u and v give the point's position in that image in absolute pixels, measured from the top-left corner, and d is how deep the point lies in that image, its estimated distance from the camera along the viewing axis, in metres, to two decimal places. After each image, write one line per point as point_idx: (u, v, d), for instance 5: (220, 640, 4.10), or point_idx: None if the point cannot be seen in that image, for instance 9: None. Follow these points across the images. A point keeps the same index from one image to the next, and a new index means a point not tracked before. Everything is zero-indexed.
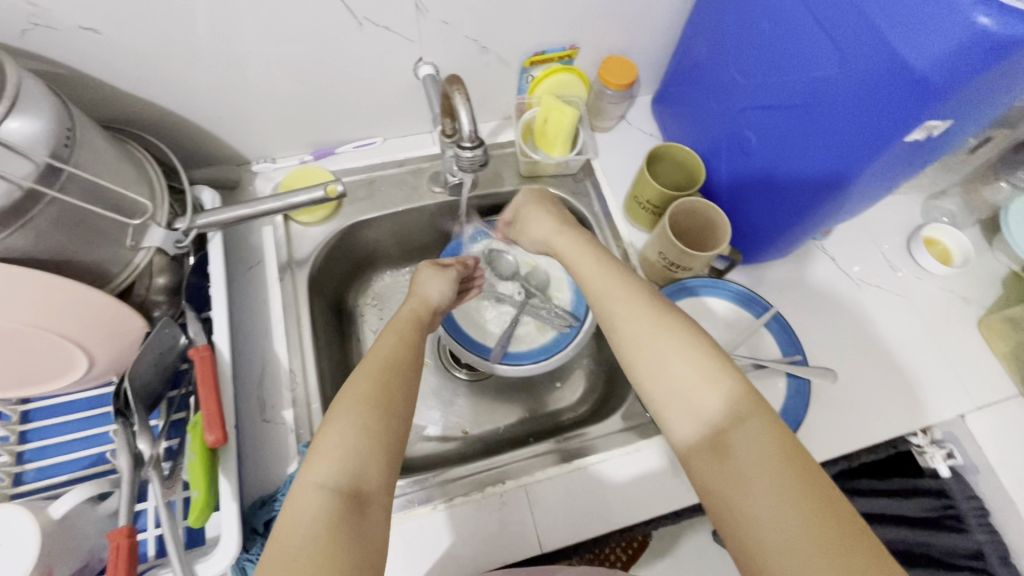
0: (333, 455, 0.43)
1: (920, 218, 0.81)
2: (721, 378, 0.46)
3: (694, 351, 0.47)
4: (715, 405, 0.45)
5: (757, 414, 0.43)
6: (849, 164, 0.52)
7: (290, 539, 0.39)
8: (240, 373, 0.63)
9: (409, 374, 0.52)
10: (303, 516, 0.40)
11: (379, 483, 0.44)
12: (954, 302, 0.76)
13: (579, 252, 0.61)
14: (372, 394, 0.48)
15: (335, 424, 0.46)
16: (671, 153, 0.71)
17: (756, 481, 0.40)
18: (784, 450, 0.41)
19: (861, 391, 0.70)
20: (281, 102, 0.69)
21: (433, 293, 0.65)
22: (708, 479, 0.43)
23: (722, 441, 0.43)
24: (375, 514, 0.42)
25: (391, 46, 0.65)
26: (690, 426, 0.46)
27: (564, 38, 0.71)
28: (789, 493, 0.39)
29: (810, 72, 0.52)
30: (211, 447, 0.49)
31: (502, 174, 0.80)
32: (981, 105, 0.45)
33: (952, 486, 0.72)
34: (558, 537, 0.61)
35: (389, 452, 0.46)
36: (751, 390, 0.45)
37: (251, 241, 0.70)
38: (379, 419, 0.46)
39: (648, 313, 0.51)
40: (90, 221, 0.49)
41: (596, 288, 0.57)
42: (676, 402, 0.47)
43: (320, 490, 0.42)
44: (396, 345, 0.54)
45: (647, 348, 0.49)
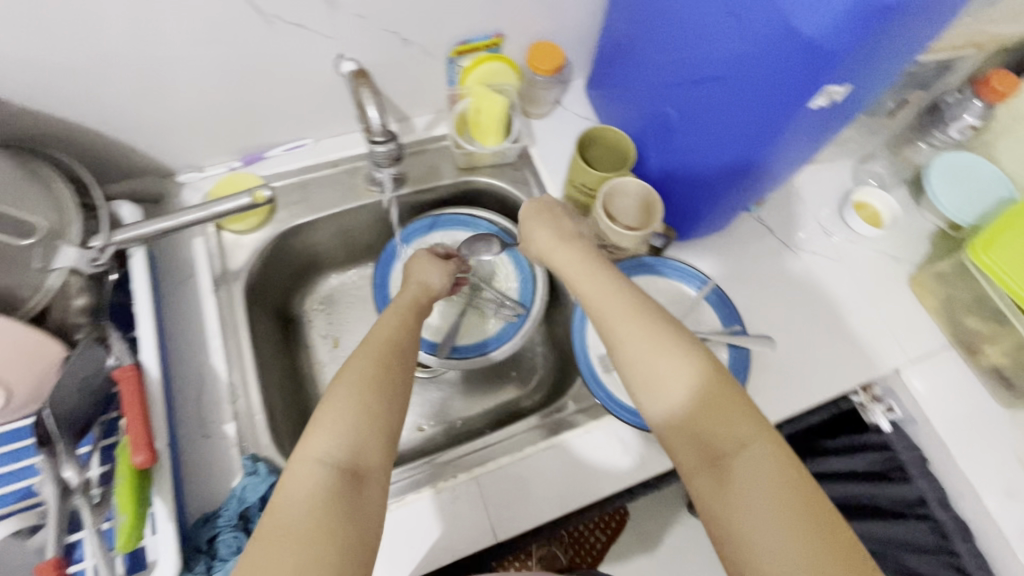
0: (334, 430, 0.44)
1: (850, 184, 0.83)
2: (725, 400, 0.45)
3: (694, 372, 0.46)
4: (718, 429, 0.44)
5: (761, 438, 0.43)
6: (765, 135, 0.53)
7: (287, 515, 0.40)
8: (176, 390, 0.61)
9: (403, 358, 0.52)
10: (300, 489, 0.41)
11: (379, 461, 0.45)
12: (885, 262, 0.79)
13: (567, 260, 0.57)
14: (372, 376, 0.48)
15: (336, 396, 0.46)
16: (602, 135, 0.71)
17: (758, 510, 0.40)
18: (780, 466, 0.42)
19: (801, 356, 0.72)
20: (199, 109, 0.67)
21: (432, 279, 0.63)
22: (709, 504, 0.43)
23: (723, 466, 0.43)
24: (371, 489, 0.43)
25: (308, 43, 0.63)
26: (690, 447, 0.45)
27: (487, 26, 0.70)
28: (790, 521, 0.39)
29: (719, 46, 0.52)
30: (139, 469, 0.47)
31: (440, 167, 0.80)
32: (876, 67, 0.47)
33: (893, 439, 0.74)
34: (510, 526, 0.61)
35: (386, 429, 0.46)
36: (755, 412, 0.45)
37: (181, 255, 0.68)
38: (381, 397, 0.47)
39: (643, 323, 0.49)
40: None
41: (581, 287, 0.54)
42: (677, 422, 0.46)
43: (319, 465, 0.42)
44: (398, 330, 0.55)
45: (642, 361, 0.48)
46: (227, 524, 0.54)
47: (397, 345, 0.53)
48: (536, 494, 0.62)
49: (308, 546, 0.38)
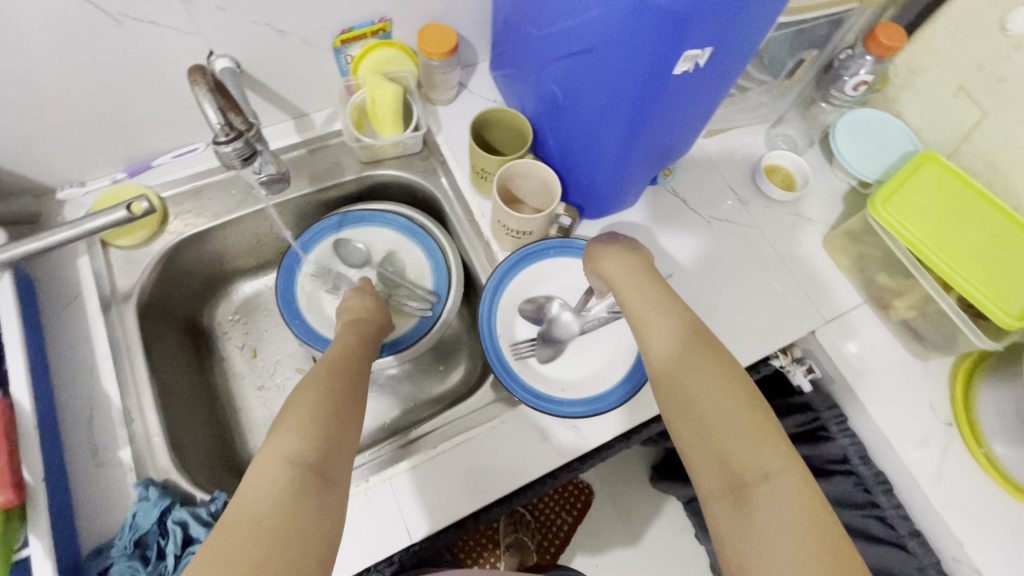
0: (304, 432, 0.45)
1: (763, 148, 0.83)
2: (755, 426, 0.45)
3: (730, 390, 0.47)
4: (744, 456, 0.44)
5: (786, 473, 0.42)
6: (644, 107, 0.53)
7: (253, 510, 0.39)
8: (63, 421, 0.58)
9: (357, 382, 0.54)
10: (264, 484, 0.41)
11: (341, 465, 0.45)
12: (800, 224, 0.79)
13: (622, 273, 0.59)
14: (324, 400, 0.49)
15: (298, 406, 0.47)
16: (498, 117, 0.69)
17: (776, 545, 0.40)
18: (804, 500, 0.41)
19: (719, 325, 0.72)
20: (63, 122, 0.62)
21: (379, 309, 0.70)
22: (724, 532, 0.43)
23: (744, 495, 0.43)
24: (335, 493, 0.44)
25: (169, 41, 0.59)
26: (711, 471, 0.45)
27: (369, 12, 0.67)
28: (806, 559, 0.39)
29: (583, 17, 0.51)
30: (3, 508, 0.46)
31: (342, 162, 0.77)
32: (734, 28, 0.46)
33: (813, 398, 0.75)
34: (425, 526, 0.59)
35: (344, 439, 0.47)
36: (785, 444, 0.44)
37: (65, 277, 0.65)
38: (341, 408, 0.49)
39: (672, 332, 0.52)
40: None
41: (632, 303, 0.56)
42: (700, 442, 0.46)
43: (287, 466, 0.42)
44: (347, 353, 0.59)
45: (678, 378, 0.49)
46: (121, 553, 0.52)
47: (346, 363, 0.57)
48: (453, 490, 0.60)
49: (274, 543, 0.38)
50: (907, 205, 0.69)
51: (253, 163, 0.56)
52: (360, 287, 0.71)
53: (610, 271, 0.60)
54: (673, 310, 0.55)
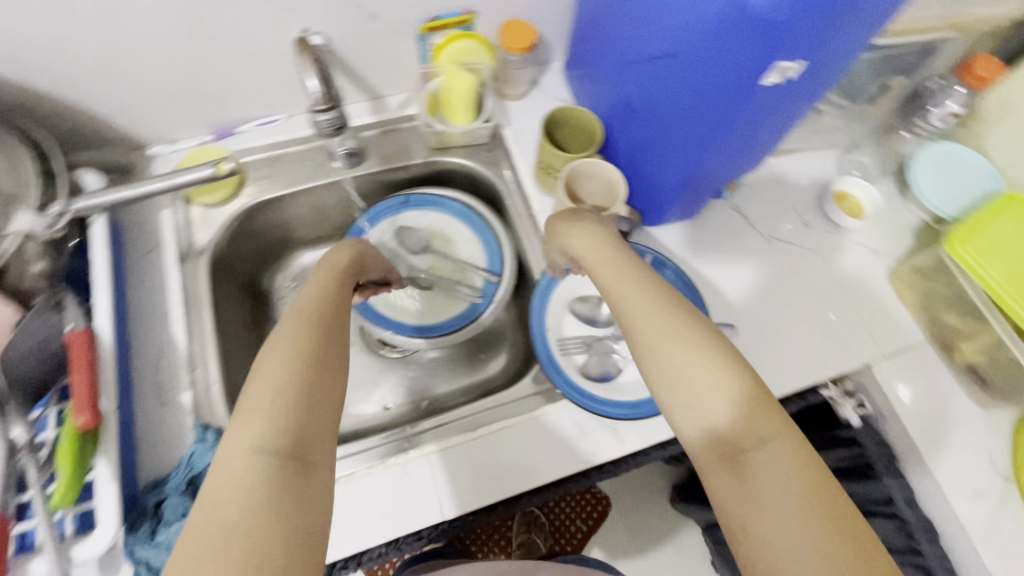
0: (270, 412, 0.38)
1: (834, 173, 0.81)
2: (743, 390, 0.41)
3: (718, 358, 0.43)
4: (737, 421, 0.40)
5: (782, 435, 0.39)
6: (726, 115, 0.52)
7: (225, 514, 0.34)
8: (133, 359, 0.62)
9: (338, 335, 0.47)
10: (236, 482, 0.35)
11: (323, 441, 0.40)
12: (865, 254, 0.76)
13: (593, 245, 0.55)
14: (300, 356, 0.42)
15: (264, 375, 0.40)
16: (569, 116, 0.70)
17: (780, 514, 0.36)
18: (803, 462, 0.38)
19: (771, 346, 0.70)
20: (166, 83, 0.67)
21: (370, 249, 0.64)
22: (724, 506, 0.39)
23: (742, 464, 0.39)
24: (319, 474, 0.38)
25: (271, 15, 0.63)
26: (706, 441, 0.41)
27: (456, 3, 0.69)
28: (813, 525, 0.35)
29: (670, 21, 0.51)
30: (81, 430, 0.49)
31: (411, 146, 0.79)
32: (832, 42, 0.45)
33: (862, 434, 0.72)
34: (457, 505, 0.60)
35: (327, 402, 0.41)
36: (776, 405, 0.41)
37: (148, 225, 0.69)
38: (319, 369, 0.42)
39: (657, 303, 0.47)
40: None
41: (609, 275, 0.52)
42: (694, 413, 0.42)
43: (258, 456, 0.36)
44: (320, 299, 0.50)
45: (660, 350, 0.44)
46: (174, 490, 0.55)
47: (322, 312, 0.48)
48: (487, 475, 0.61)
49: (249, 550, 0.33)
50: (986, 246, 0.67)
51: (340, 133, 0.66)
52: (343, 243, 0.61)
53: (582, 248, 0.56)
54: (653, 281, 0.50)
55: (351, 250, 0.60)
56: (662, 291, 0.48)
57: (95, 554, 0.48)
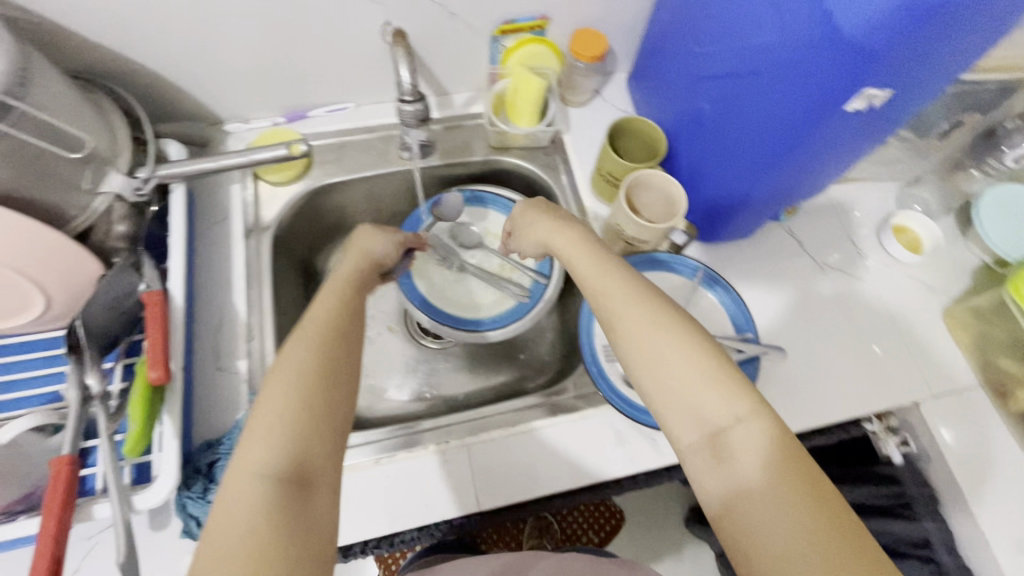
0: (270, 439, 0.42)
1: (893, 206, 0.80)
2: (719, 377, 0.43)
3: (692, 346, 0.45)
4: (714, 404, 0.43)
5: (755, 414, 0.42)
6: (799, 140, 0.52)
7: (228, 536, 0.38)
8: (196, 324, 0.65)
9: (351, 342, 0.50)
10: (238, 505, 0.39)
11: (323, 461, 0.43)
12: (920, 290, 0.75)
13: (574, 242, 0.56)
14: (309, 372, 0.46)
15: (270, 399, 0.44)
16: (633, 126, 0.71)
17: (757, 488, 0.39)
18: (779, 441, 0.40)
19: (819, 374, 0.69)
20: (250, 63, 0.70)
21: (376, 248, 0.62)
22: (705, 486, 0.42)
23: (723, 448, 0.42)
24: (320, 495, 0.42)
25: (357, 7, 0.65)
26: (688, 426, 0.43)
27: (533, 8, 0.71)
28: (787, 496, 0.38)
29: (754, 40, 0.51)
30: (153, 383, 0.51)
31: (472, 144, 0.81)
32: (920, 72, 0.45)
33: (904, 473, 0.72)
34: (493, 498, 0.61)
35: (331, 422, 0.45)
36: (751, 387, 0.43)
37: (218, 198, 0.72)
38: (321, 392, 0.45)
39: (637, 297, 0.49)
40: (32, 154, 0.49)
41: (591, 272, 0.53)
42: (675, 401, 0.44)
43: (260, 481, 0.40)
44: (338, 309, 0.52)
45: (644, 341, 0.46)
46: (226, 452, 0.57)
47: (337, 327, 0.51)
48: (522, 471, 0.62)
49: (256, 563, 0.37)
50: None
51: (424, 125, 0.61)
52: (352, 251, 0.60)
53: (560, 242, 0.58)
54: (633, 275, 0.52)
55: (360, 257, 0.60)
56: (640, 284, 0.50)
57: (154, 504, 0.51)
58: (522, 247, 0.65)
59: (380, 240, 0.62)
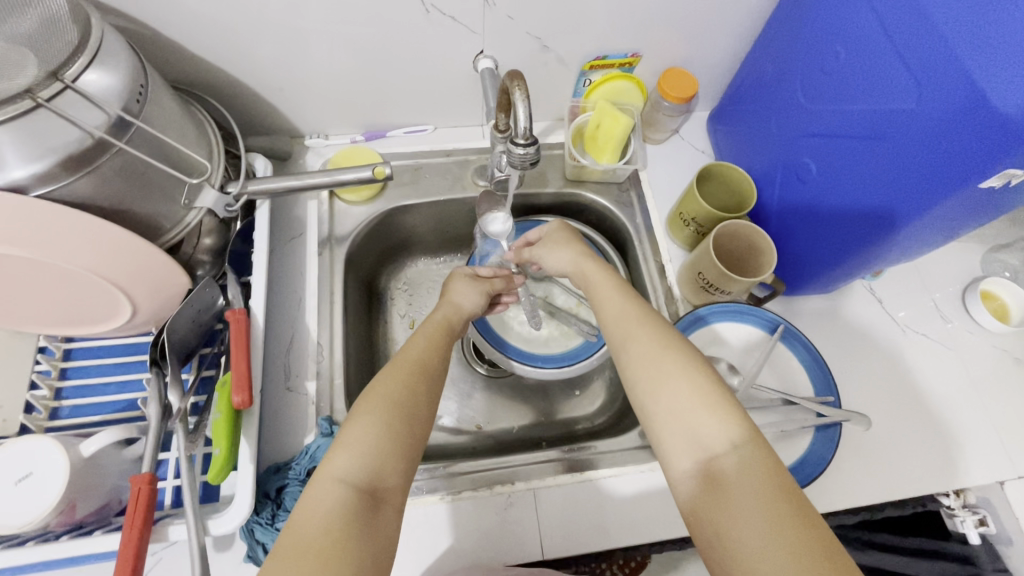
0: (355, 449, 0.44)
1: (978, 270, 0.78)
2: (718, 407, 0.46)
3: (695, 375, 0.49)
4: (711, 430, 0.46)
5: (752, 443, 0.44)
6: (904, 202, 0.51)
7: (303, 531, 0.40)
8: (269, 340, 0.65)
9: (436, 379, 0.53)
10: (318, 507, 0.41)
11: (395, 485, 0.45)
12: (1006, 362, 0.72)
13: (598, 276, 0.62)
14: (400, 397, 0.48)
15: (361, 418, 0.47)
16: (720, 173, 0.70)
17: (747, 512, 0.41)
18: (772, 473, 0.42)
19: (897, 442, 0.67)
20: (340, 81, 0.70)
21: (466, 302, 0.65)
22: (698, 512, 0.44)
23: (716, 474, 0.44)
24: (387, 514, 0.43)
25: (455, 35, 0.65)
26: (685, 450, 0.46)
27: (626, 46, 0.70)
28: (775, 520, 0.40)
29: (885, 104, 0.50)
30: (237, 408, 0.51)
31: (547, 174, 0.80)
32: None
33: (980, 554, 0.71)
34: (557, 545, 0.59)
35: (409, 451, 0.47)
36: (748, 420, 0.46)
37: (296, 213, 0.72)
38: (405, 421, 0.47)
39: (647, 331, 0.53)
40: (140, 170, 0.49)
41: (612, 310, 0.58)
42: (676, 426, 0.47)
43: (338, 485, 0.43)
44: (427, 350, 0.55)
45: (652, 369, 0.50)
46: (295, 478, 0.57)
47: (424, 366, 0.53)
48: (586, 520, 0.61)
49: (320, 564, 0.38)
50: None
51: (532, 170, 0.54)
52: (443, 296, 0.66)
53: (591, 274, 0.63)
54: (650, 311, 0.57)
55: (451, 306, 0.64)
56: (655, 321, 0.55)
57: (227, 530, 0.50)
58: (545, 258, 0.69)
59: (477, 294, 0.66)
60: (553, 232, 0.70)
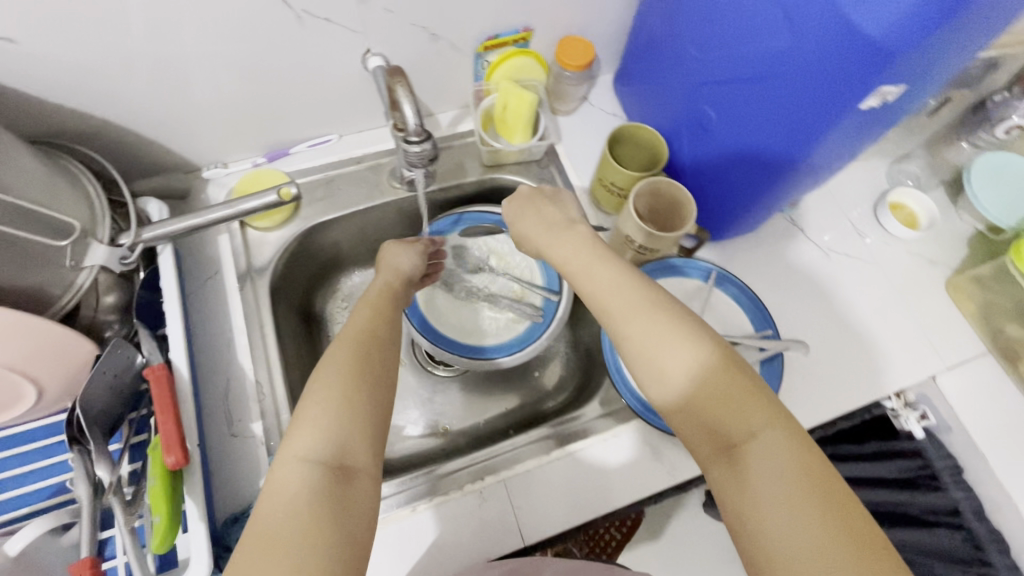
0: (315, 427, 0.44)
1: (885, 184, 0.81)
2: (737, 387, 0.43)
3: (704, 354, 0.44)
4: (731, 417, 0.42)
5: (774, 425, 0.41)
6: (792, 130, 0.53)
7: (272, 516, 0.40)
8: (204, 389, 0.61)
9: (386, 350, 0.52)
10: (288, 489, 0.41)
11: (364, 452, 0.45)
12: (921, 264, 0.76)
13: (577, 249, 0.55)
14: (352, 372, 0.48)
15: (317, 394, 0.46)
16: (630, 133, 0.70)
17: (771, 495, 0.38)
18: (802, 459, 0.39)
19: (836, 362, 0.70)
20: (226, 106, 0.66)
21: (405, 265, 0.64)
22: (723, 497, 0.40)
23: (737, 458, 0.40)
24: (361, 484, 0.43)
25: (336, 37, 0.62)
26: (701, 436, 0.43)
27: (515, 21, 0.69)
28: (807, 506, 0.37)
29: (762, 44, 0.51)
30: (172, 469, 0.47)
31: (465, 164, 0.79)
32: (932, 68, 0.46)
33: (926, 446, 0.73)
34: (535, 529, 0.60)
35: (371, 418, 0.46)
36: (769, 399, 0.42)
37: (206, 251, 0.68)
38: (361, 392, 0.47)
39: (645, 301, 0.48)
40: (7, 241, 0.45)
41: (597, 286, 0.51)
42: (690, 413, 0.43)
43: (304, 465, 0.42)
44: (374, 323, 0.55)
45: (648, 341, 0.46)
46: None
47: (372, 333, 0.53)
48: (559, 498, 0.61)
49: (297, 544, 0.38)
50: None
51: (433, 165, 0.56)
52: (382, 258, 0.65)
53: (569, 249, 0.56)
54: (642, 280, 0.51)
55: (386, 271, 0.63)
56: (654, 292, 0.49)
57: None
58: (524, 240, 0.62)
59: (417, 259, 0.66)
60: (513, 213, 0.62)
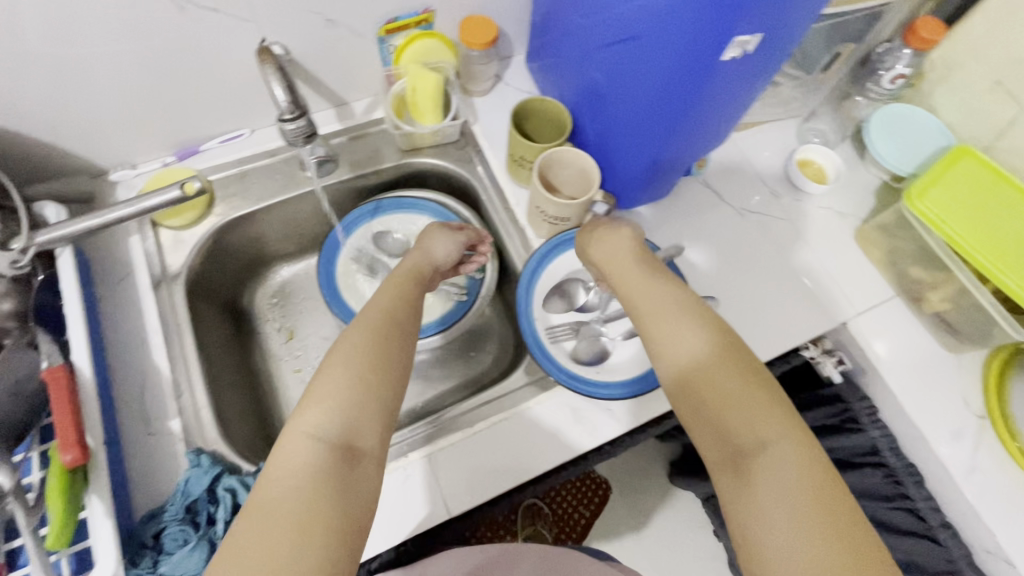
0: (325, 404, 0.44)
1: (795, 143, 0.84)
2: (755, 396, 0.46)
3: (727, 362, 0.48)
4: (743, 426, 0.45)
5: (786, 439, 0.43)
6: (672, 89, 0.55)
7: (274, 485, 0.40)
8: (118, 390, 0.61)
9: (405, 335, 0.52)
10: (292, 459, 0.41)
11: (372, 433, 0.44)
12: (831, 217, 0.79)
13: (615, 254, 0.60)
14: (372, 358, 0.48)
15: (335, 373, 0.46)
16: (534, 108, 0.71)
17: (774, 507, 0.40)
18: (812, 477, 0.41)
19: (751, 316, 0.72)
20: (121, 106, 0.65)
21: (439, 252, 0.65)
22: (728, 501, 0.43)
23: (745, 466, 0.43)
24: (364, 467, 0.43)
25: (227, 29, 0.62)
26: (714, 442, 0.46)
27: (414, 3, 0.69)
28: (808, 519, 0.39)
29: (629, 6, 0.52)
30: (69, 467, 0.48)
31: (382, 151, 0.79)
32: (785, 16, 0.48)
33: (845, 391, 0.75)
34: (459, 499, 0.60)
35: (384, 400, 0.46)
36: (787, 415, 0.45)
37: (116, 253, 0.67)
38: (379, 374, 0.47)
39: (680, 313, 0.52)
40: None
41: (629, 292, 0.57)
42: (706, 418, 0.47)
43: (312, 441, 0.42)
44: (392, 304, 0.55)
45: (674, 342, 0.51)
46: (172, 518, 0.55)
47: (393, 319, 0.53)
48: (483, 468, 0.62)
49: (293, 521, 0.38)
50: (944, 198, 0.70)
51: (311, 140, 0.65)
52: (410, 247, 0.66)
53: (611, 252, 0.61)
54: (678, 292, 0.55)
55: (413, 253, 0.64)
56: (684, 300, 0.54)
57: None
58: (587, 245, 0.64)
59: (455, 246, 0.67)
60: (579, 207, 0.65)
